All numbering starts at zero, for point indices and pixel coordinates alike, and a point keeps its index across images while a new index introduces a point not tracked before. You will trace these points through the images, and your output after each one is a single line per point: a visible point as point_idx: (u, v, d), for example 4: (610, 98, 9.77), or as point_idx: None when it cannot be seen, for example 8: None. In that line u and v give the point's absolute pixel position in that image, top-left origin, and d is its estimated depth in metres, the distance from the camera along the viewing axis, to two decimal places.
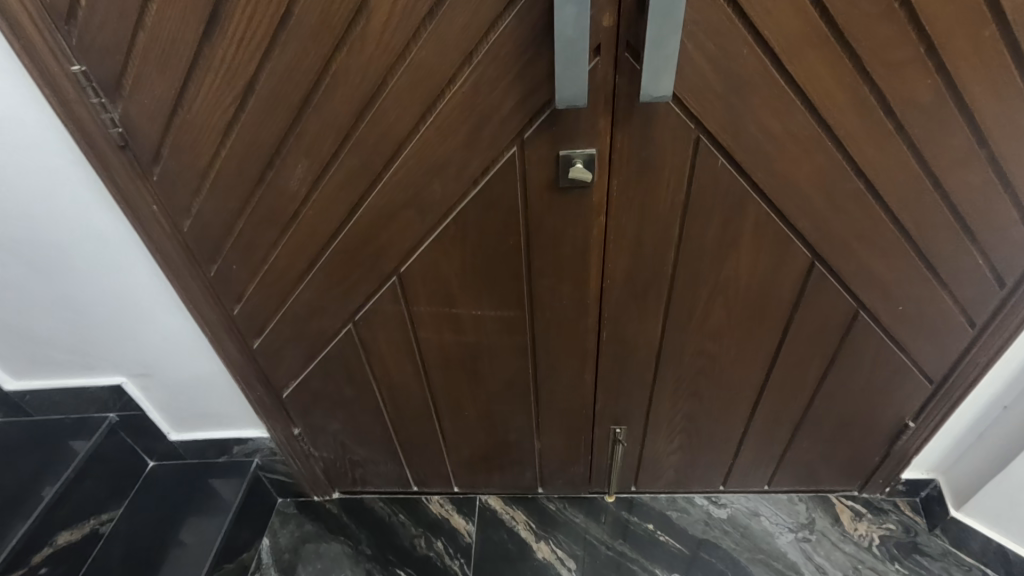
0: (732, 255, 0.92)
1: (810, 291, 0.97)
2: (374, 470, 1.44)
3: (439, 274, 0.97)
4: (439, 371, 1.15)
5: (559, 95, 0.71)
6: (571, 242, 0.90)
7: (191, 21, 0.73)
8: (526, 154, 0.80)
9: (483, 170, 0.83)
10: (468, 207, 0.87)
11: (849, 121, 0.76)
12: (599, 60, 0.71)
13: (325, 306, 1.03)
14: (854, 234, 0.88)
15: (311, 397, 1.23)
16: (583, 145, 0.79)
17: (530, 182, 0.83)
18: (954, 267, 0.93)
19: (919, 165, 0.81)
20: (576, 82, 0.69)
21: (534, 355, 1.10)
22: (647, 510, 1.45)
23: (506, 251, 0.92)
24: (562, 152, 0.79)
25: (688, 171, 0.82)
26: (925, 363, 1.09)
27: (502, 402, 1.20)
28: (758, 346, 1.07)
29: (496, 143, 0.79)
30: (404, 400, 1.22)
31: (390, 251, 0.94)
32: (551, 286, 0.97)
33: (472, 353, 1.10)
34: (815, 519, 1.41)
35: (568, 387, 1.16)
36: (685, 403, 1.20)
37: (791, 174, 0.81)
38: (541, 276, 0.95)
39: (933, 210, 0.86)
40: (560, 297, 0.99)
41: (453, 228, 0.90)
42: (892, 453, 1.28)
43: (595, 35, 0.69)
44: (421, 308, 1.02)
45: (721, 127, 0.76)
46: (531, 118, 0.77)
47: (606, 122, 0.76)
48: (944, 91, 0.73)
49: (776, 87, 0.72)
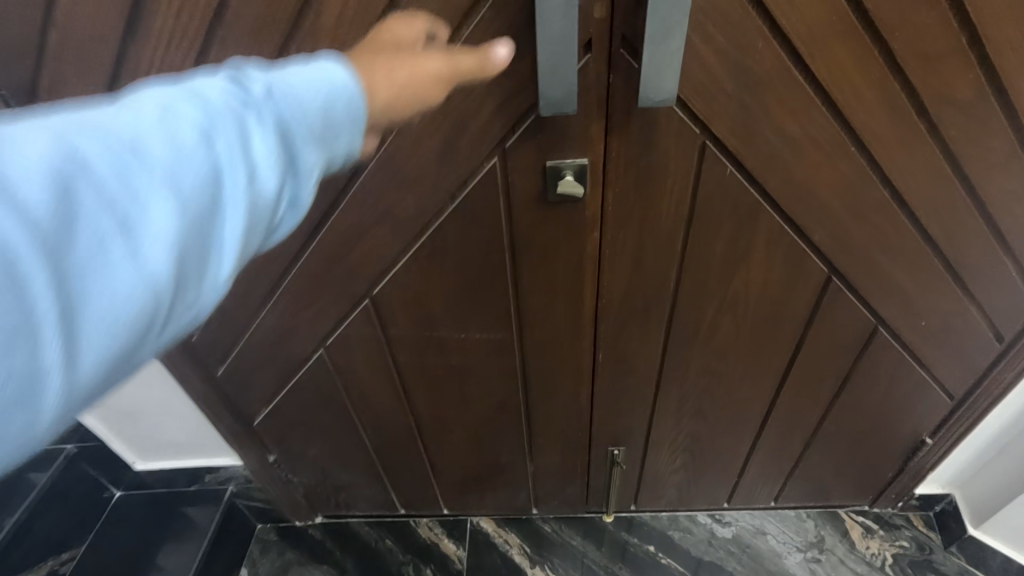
0: (741, 270, 0.83)
1: (826, 307, 0.88)
2: (357, 495, 1.35)
3: (416, 295, 0.87)
4: (422, 395, 1.05)
5: (544, 99, 0.62)
6: (562, 259, 0.81)
7: (112, 16, 0.62)
8: (509, 165, 0.70)
9: (461, 184, 0.73)
10: (446, 224, 0.77)
11: (876, 123, 0.66)
12: (590, 58, 0.61)
13: (293, 330, 0.94)
14: (877, 246, 0.79)
15: (285, 424, 1.13)
16: (573, 154, 0.69)
17: (515, 195, 0.73)
18: (984, 278, 0.84)
19: (952, 170, 0.72)
20: (564, 83, 0.60)
21: (525, 378, 1.01)
22: (648, 530, 1.37)
23: (490, 270, 0.83)
24: (549, 164, 0.70)
25: (693, 181, 0.72)
26: (946, 378, 1.01)
27: (491, 425, 1.12)
28: (768, 364, 0.99)
29: (475, 151, 0.69)
30: (385, 426, 1.13)
31: (361, 271, 0.84)
32: (541, 306, 0.88)
33: (457, 376, 1.01)
34: (824, 537, 1.33)
35: (562, 409, 1.08)
36: (688, 423, 1.11)
37: (810, 183, 0.72)
38: (530, 296, 0.86)
39: (966, 218, 0.77)
40: (552, 318, 0.90)
41: (431, 246, 0.80)
42: (907, 469, 1.21)
43: (585, 28, 0.59)
44: (399, 331, 0.93)
45: (732, 131, 0.66)
46: (514, 125, 0.67)
47: (600, 128, 0.67)
48: (985, 86, 0.64)
49: (795, 85, 0.63)
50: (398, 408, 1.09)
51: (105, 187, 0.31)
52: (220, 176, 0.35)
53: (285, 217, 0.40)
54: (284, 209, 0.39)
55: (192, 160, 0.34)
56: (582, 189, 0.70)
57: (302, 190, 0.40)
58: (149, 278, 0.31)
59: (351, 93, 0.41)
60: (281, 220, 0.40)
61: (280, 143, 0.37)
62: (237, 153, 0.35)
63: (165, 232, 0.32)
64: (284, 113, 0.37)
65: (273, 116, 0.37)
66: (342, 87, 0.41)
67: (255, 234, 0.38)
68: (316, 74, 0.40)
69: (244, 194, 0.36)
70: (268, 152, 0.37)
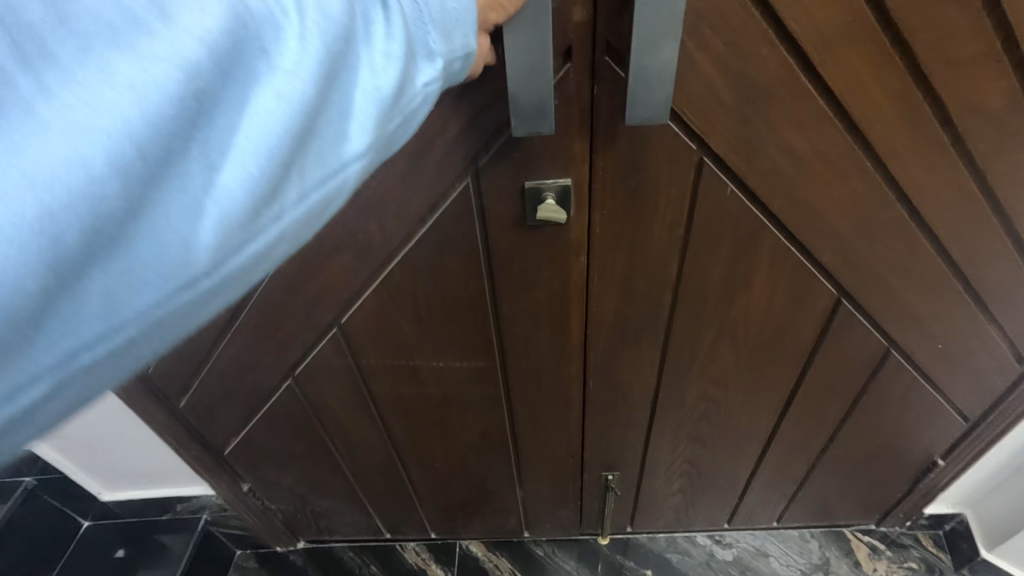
0: (742, 294, 0.76)
1: (834, 331, 0.81)
2: (338, 522, 1.28)
3: (389, 323, 0.80)
4: (401, 424, 0.98)
5: (516, 117, 0.54)
6: (546, 284, 0.74)
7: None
8: (483, 186, 0.63)
9: (431, 207, 0.66)
10: (417, 249, 0.70)
11: (895, 136, 0.59)
12: (571, 66, 0.54)
13: (257, 361, 0.86)
14: (892, 268, 0.72)
15: (257, 454, 1.07)
16: (554, 174, 0.62)
17: (491, 218, 0.66)
18: (1007, 300, 0.78)
19: (977, 186, 0.65)
20: (538, 99, 0.53)
21: (509, 406, 0.94)
22: (645, 552, 1.31)
23: (467, 296, 0.76)
24: (528, 184, 0.62)
25: (689, 201, 0.65)
26: (961, 401, 0.94)
27: (477, 453, 1.05)
28: (771, 388, 0.92)
29: (444, 172, 0.62)
30: (364, 455, 1.06)
31: (326, 300, 0.77)
32: (524, 333, 0.81)
33: (436, 404, 0.94)
34: (829, 558, 1.27)
35: (551, 436, 1.01)
36: (686, 448, 1.05)
37: (819, 202, 0.64)
38: (512, 324, 0.79)
39: (991, 237, 0.70)
40: (537, 344, 0.82)
41: (400, 273, 0.73)
42: (917, 489, 1.14)
43: (563, 34, 0.52)
44: (372, 360, 0.86)
45: (732, 148, 0.59)
46: (487, 142, 0.60)
47: (583, 146, 0.60)
48: (1019, 95, 0.57)
49: (805, 97, 0.55)
50: (375, 437, 1.02)
51: (259, 39, 0.29)
52: (354, 46, 0.32)
53: (420, 110, 0.37)
54: (421, 102, 0.37)
55: (336, 22, 0.31)
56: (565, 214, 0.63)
57: (433, 79, 0.37)
58: (291, 136, 0.31)
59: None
60: (417, 111, 0.37)
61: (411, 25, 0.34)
62: (375, 25, 0.33)
63: (305, 95, 0.30)
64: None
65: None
66: None
67: (393, 119, 0.36)
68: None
69: (383, 71, 0.33)
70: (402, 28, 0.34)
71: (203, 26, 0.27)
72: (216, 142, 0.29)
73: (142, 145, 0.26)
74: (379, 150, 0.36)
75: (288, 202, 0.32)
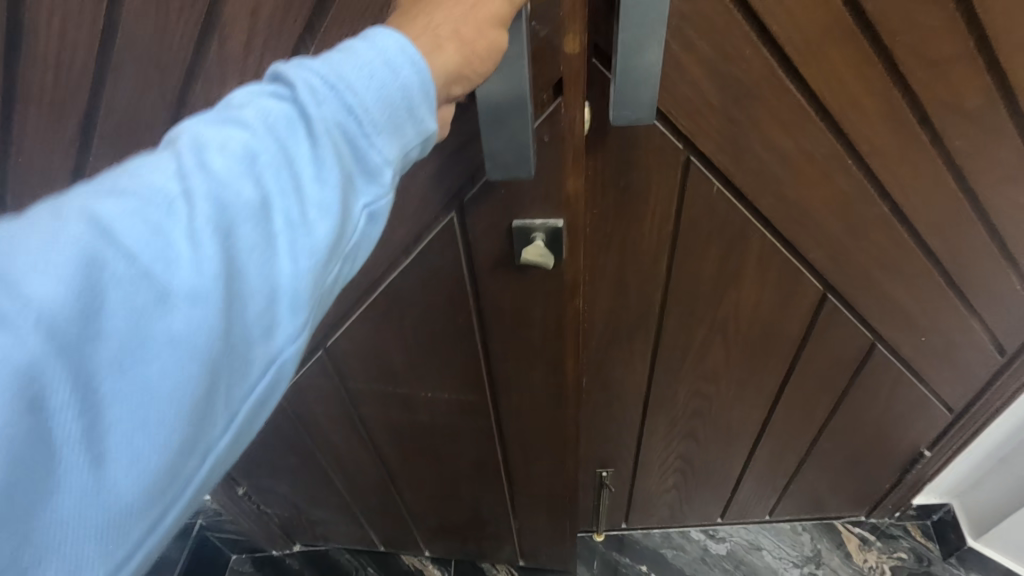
0: (732, 290, 0.77)
1: (821, 326, 0.83)
2: (334, 530, 1.28)
3: (379, 345, 0.80)
4: (388, 441, 0.98)
5: (493, 163, 0.54)
6: (539, 326, 0.73)
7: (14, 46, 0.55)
8: (469, 220, 0.63)
9: (417, 236, 0.66)
10: (402, 278, 0.71)
11: (876, 135, 0.61)
12: (561, 104, 0.53)
13: None
14: (876, 263, 0.73)
15: (251, 463, 1.06)
16: (544, 215, 0.62)
17: (478, 253, 0.67)
18: (988, 293, 0.80)
19: (955, 183, 0.66)
20: (515, 145, 0.52)
21: (503, 441, 0.94)
22: (640, 548, 1.32)
23: (454, 323, 0.76)
24: (515, 224, 0.62)
25: (677, 201, 0.66)
26: (946, 393, 0.96)
27: (469, 480, 1.05)
28: (761, 384, 0.93)
29: (427, 207, 0.63)
30: (355, 467, 1.05)
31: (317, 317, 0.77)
32: (516, 373, 0.81)
33: (427, 427, 0.93)
34: (820, 550, 1.29)
35: (545, 474, 0.99)
36: (678, 445, 1.06)
37: (804, 200, 0.66)
38: (504, 360, 0.79)
39: (971, 232, 0.72)
40: (532, 384, 0.82)
41: (386, 298, 0.73)
42: (905, 480, 1.16)
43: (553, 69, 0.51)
44: (360, 381, 0.86)
45: (719, 147, 0.60)
46: (474, 177, 0.60)
47: (576, 185, 0.59)
48: (995, 93, 0.59)
49: (788, 97, 0.57)
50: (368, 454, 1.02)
51: (131, 269, 0.26)
52: (255, 227, 0.29)
53: (366, 233, 0.34)
54: (367, 233, 0.34)
55: (239, 205, 0.29)
56: (552, 260, 0.62)
57: (380, 203, 0.34)
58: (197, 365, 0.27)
59: (421, 66, 0.33)
60: (359, 243, 0.34)
61: (333, 167, 0.31)
62: (287, 188, 0.30)
63: (200, 315, 0.27)
64: (343, 107, 0.31)
65: (336, 112, 0.31)
66: (394, 71, 0.32)
67: (335, 266, 0.33)
68: (368, 55, 0.32)
69: (313, 225, 0.30)
70: (329, 166, 0.31)
71: (62, 283, 0.24)
72: (114, 399, 0.26)
73: (27, 438, 0.24)
74: (326, 299, 0.34)
75: (222, 412, 0.29)
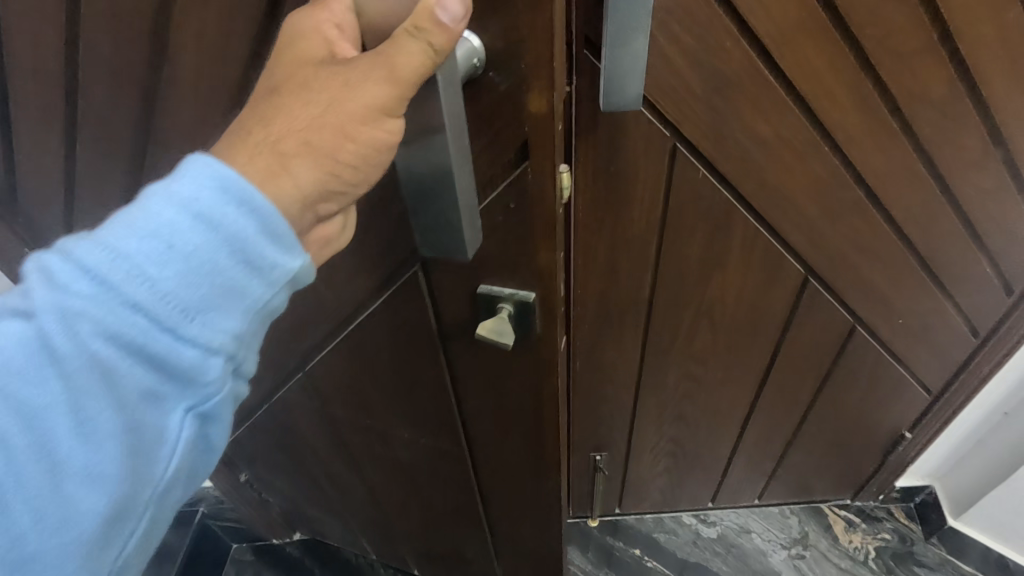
0: (717, 274, 0.81)
1: (804, 308, 0.87)
2: (328, 528, 1.27)
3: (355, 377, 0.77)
4: (372, 464, 0.96)
5: (421, 238, 0.44)
6: (513, 393, 0.68)
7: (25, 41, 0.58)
8: (432, 273, 0.58)
9: (384, 280, 0.62)
10: (374, 318, 0.67)
11: (850, 123, 0.65)
12: (527, 164, 0.46)
13: None
14: (853, 246, 0.78)
15: (248, 460, 1.08)
16: (512, 284, 0.54)
17: (444, 311, 0.61)
18: (960, 276, 0.84)
19: (926, 170, 0.71)
20: (443, 219, 0.42)
21: (481, 490, 0.90)
22: (634, 532, 1.36)
23: (425, 372, 0.72)
24: (480, 289, 0.56)
25: (665, 186, 0.70)
26: (924, 374, 1.01)
27: (447, 518, 1.01)
28: (746, 368, 0.97)
29: (389, 250, 0.58)
30: (342, 481, 1.05)
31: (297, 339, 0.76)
32: (490, 432, 0.76)
33: (403, 458, 0.91)
34: (807, 532, 1.33)
35: (529, 534, 0.93)
36: (669, 429, 1.10)
37: (784, 185, 0.69)
38: (478, 417, 0.75)
39: (942, 217, 0.76)
40: (507, 449, 0.77)
41: (358, 335, 0.71)
42: (888, 462, 1.21)
43: (518, 127, 0.44)
44: (341, 406, 0.85)
45: (702, 133, 0.64)
46: None
47: (547, 257, 0.52)
48: (958, 83, 0.63)
49: (766, 86, 0.60)
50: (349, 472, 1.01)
51: None
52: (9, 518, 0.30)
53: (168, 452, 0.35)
54: (193, 445, 0.36)
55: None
56: (507, 338, 0.55)
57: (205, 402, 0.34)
58: None
59: (245, 205, 0.32)
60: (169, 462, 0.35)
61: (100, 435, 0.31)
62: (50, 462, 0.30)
63: None
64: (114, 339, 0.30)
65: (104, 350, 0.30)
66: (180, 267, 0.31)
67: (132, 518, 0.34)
68: (164, 211, 0.31)
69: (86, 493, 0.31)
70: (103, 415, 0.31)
71: None
72: None
73: None
74: (156, 517, 0.36)
75: None
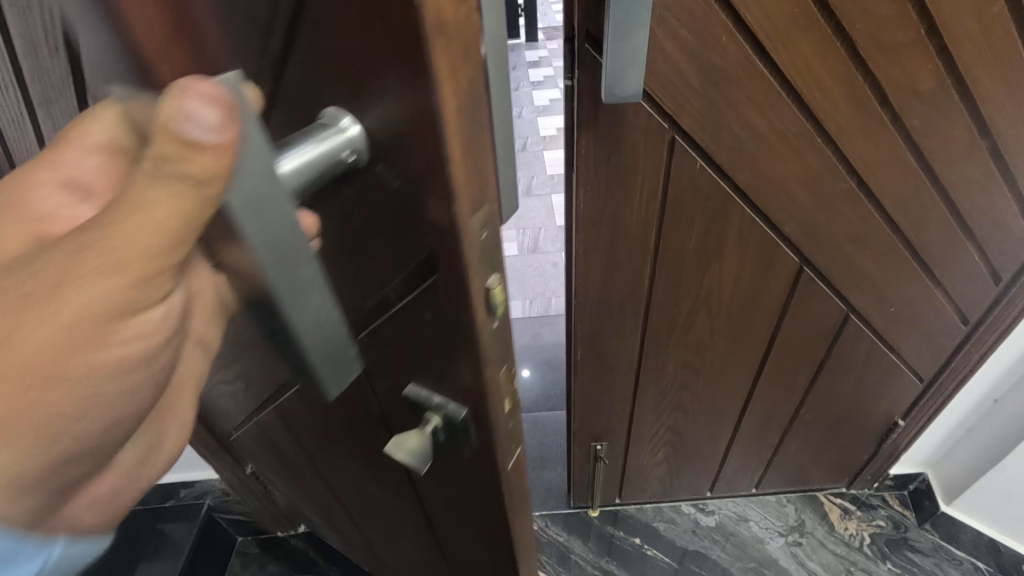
0: (714, 265, 0.84)
1: (799, 297, 0.89)
2: (322, 529, 1.24)
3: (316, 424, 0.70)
4: (344, 498, 0.91)
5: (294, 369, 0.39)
6: (460, 484, 0.60)
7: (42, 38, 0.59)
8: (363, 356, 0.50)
9: None
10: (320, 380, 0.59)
11: (842, 116, 0.67)
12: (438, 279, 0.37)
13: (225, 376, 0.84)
14: (845, 236, 0.80)
15: (249, 460, 1.08)
16: (440, 395, 0.47)
17: (381, 393, 0.54)
18: (950, 265, 0.86)
19: (915, 161, 0.73)
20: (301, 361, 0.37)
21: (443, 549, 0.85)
22: (634, 522, 1.39)
23: (377, 440, 0.65)
24: (408, 389, 0.49)
25: (663, 177, 0.72)
26: (916, 362, 1.03)
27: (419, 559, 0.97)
28: (743, 356, 1.00)
29: None
30: (322, 506, 1.02)
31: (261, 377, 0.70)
32: (444, 508, 0.70)
33: (371, 502, 0.86)
34: (804, 520, 1.36)
35: None
36: (668, 418, 1.12)
37: (779, 176, 0.72)
38: (432, 494, 0.68)
39: (931, 208, 0.78)
40: (461, 527, 0.71)
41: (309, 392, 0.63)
42: (881, 450, 1.23)
43: (423, 236, 0.35)
44: (310, 442, 0.78)
45: (699, 126, 0.66)
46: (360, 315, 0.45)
47: (474, 378, 0.43)
48: (945, 76, 0.65)
49: (761, 80, 0.63)
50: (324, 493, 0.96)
51: None
52: None
53: None
54: None
55: None
56: (405, 459, 0.48)
57: None
58: None
59: None
60: None
61: None
62: None
63: None
64: None
65: None
66: None
67: None
68: None
69: None
70: None
71: None
72: None
73: None
74: None
75: None
